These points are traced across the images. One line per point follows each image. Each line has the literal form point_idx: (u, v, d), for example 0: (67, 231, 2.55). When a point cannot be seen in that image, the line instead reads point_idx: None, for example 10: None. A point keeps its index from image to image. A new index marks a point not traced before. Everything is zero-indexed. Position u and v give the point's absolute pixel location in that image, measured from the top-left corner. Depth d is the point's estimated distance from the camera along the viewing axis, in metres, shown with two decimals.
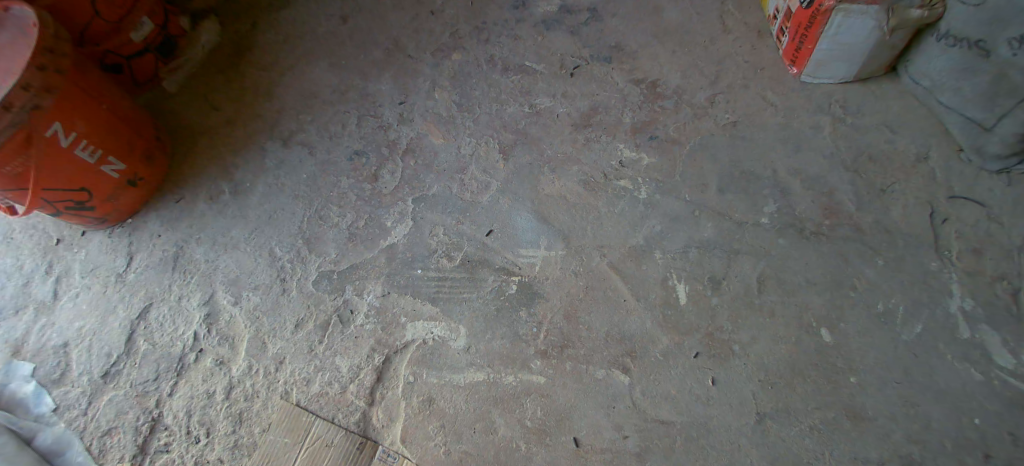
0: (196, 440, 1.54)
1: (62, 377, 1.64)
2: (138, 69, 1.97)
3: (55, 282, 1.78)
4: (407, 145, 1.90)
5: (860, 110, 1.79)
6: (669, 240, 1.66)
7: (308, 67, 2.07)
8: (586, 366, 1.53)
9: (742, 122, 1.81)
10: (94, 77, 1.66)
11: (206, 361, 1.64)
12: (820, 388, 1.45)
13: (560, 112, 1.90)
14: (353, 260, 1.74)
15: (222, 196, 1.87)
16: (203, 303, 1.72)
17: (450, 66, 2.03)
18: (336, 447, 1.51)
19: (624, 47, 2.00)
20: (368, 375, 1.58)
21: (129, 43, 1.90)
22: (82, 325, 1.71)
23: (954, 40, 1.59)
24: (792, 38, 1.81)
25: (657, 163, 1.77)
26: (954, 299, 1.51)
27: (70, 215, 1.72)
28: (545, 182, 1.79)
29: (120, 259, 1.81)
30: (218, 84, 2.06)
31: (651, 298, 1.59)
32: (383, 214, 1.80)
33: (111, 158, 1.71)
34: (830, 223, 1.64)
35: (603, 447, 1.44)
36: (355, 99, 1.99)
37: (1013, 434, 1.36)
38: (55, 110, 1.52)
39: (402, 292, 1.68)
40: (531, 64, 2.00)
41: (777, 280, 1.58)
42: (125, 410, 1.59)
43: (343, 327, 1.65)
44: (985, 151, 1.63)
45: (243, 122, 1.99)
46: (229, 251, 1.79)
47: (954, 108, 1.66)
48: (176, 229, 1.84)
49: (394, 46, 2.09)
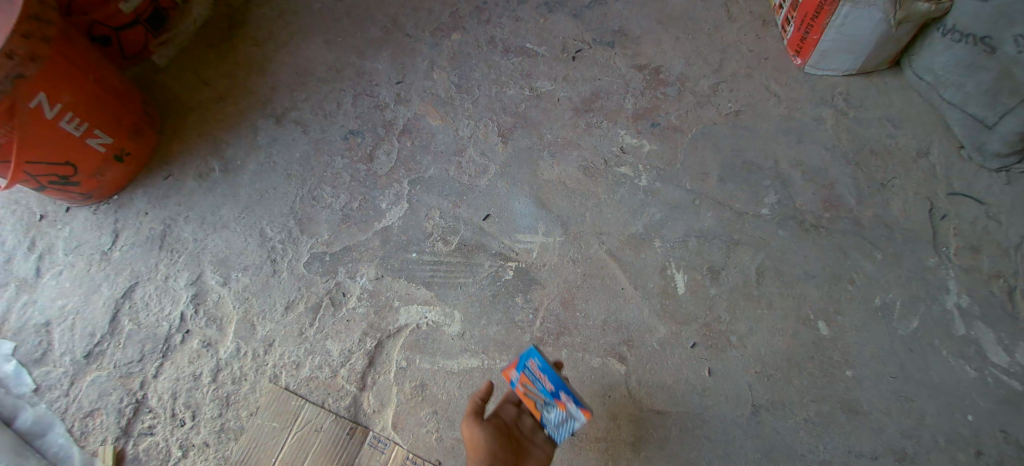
0: (181, 423, 1.53)
1: (44, 357, 1.61)
2: (127, 41, 1.87)
3: (38, 259, 1.73)
4: (404, 126, 1.85)
5: (863, 103, 1.76)
6: (669, 229, 1.64)
7: (303, 43, 2.01)
8: (582, 355, 1.52)
9: (745, 112, 1.78)
10: (82, 47, 1.59)
11: (193, 342, 1.61)
12: (815, 382, 1.45)
13: (561, 97, 1.86)
14: (347, 242, 1.70)
15: (212, 174, 1.82)
16: (190, 283, 1.68)
17: (449, 46, 1.97)
18: (324, 432, 1.50)
19: (627, 33, 1.95)
20: (359, 360, 1.56)
21: (118, 14, 1.79)
22: (65, 303, 1.67)
23: (960, 35, 1.54)
24: (797, 28, 1.77)
25: (658, 151, 1.74)
26: (951, 295, 1.50)
27: (53, 190, 1.66)
28: (544, 167, 1.75)
29: (105, 236, 1.76)
30: (210, 58, 1.99)
31: (650, 287, 1.58)
32: (378, 196, 1.76)
33: (97, 131, 1.64)
34: (830, 216, 1.62)
35: (598, 436, 1.45)
36: (351, 77, 1.94)
37: (1004, 431, 1.37)
38: (39, 79, 1.46)
39: (396, 276, 1.64)
40: (532, 47, 1.95)
41: (776, 272, 1.57)
42: (109, 391, 1.57)
43: (335, 309, 1.62)
44: (985, 149, 1.60)
45: (234, 98, 1.92)
46: (218, 231, 1.74)
47: (957, 104, 1.63)
48: (164, 206, 1.79)
49: (392, 25, 2.03)
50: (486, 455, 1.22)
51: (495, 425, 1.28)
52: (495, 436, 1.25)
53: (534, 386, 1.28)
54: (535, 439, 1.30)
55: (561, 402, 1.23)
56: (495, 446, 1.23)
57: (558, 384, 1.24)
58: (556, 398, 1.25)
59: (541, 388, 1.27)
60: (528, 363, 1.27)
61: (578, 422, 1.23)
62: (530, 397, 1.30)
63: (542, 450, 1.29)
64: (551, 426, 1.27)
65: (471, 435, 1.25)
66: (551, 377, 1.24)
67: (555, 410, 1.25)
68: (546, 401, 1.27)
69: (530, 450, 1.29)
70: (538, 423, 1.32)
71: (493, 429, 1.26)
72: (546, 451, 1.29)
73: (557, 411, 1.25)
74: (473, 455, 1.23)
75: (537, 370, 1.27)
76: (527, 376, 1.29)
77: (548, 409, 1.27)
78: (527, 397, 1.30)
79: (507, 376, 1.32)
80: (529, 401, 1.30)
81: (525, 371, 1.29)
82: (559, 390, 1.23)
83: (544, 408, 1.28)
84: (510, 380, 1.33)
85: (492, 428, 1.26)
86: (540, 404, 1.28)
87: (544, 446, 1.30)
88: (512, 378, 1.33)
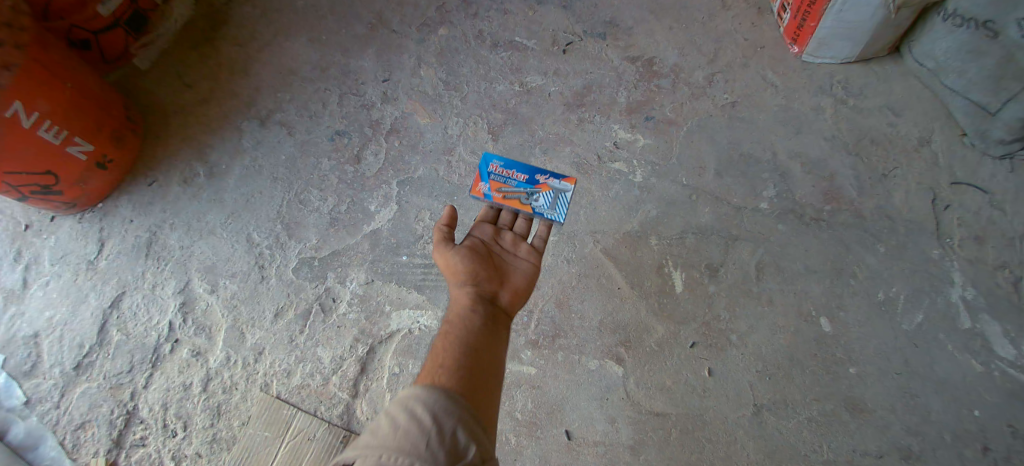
0: (173, 434, 1.51)
1: (33, 369, 1.58)
2: (107, 45, 1.79)
3: (25, 271, 1.69)
4: (391, 125, 1.80)
5: (862, 91, 1.69)
6: (666, 225, 1.60)
7: (284, 42, 1.94)
8: (579, 356, 1.50)
9: (741, 103, 1.72)
10: (57, 54, 1.52)
11: (182, 352, 1.58)
12: (818, 380, 1.43)
13: (552, 91, 1.80)
14: (335, 246, 1.67)
15: (197, 179, 1.78)
16: (177, 291, 1.65)
17: (436, 42, 1.90)
18: (319, 441, 1.49)
19: (619, 23, 1.87)
20: (351, 366, 1.55)
21: (96, 17, 1.70)
22: (53, 314, 1.63)
23: (962, 20, 1.46)
24: (794, 16, 1.69)
25: (654, 144, 1.69)
26: (956, 288, 1.46)
27: (36, 200, 1.61)
28: (536, 164, 1.71)
29: (91, 245, 1.71)
30: (189, 59, 1.92)
31: (647, 286, 1.55)
32: (367, 198, 1.71)
33: (77, 139, 1.59)
34: (831, 209, 1.57)
35: (595, 440, 1.44)
36: (336, 76, 1.88)
37: (1011, 426, 1.35)
38: (14, 87, 1.40)
39: (387, 280, 1.62)
40: (522, 40, 1.88)
41: (776, 268, 1.53)
42: (99, 403, 1.54)
43: (325, 315, 1.60)
44: (988, 136, 1.54)
45: (217, 101, 1.87)
46: (204, 237, 1.70)
47: (958, 91, 1.56)
48: (149, 214, 1.74)
49: (377, 21, 1.95)
50: (469, 277, 1.23)
51: (468, 247, 1.29)
52: (470, 258, 1.26)
53: (510, 184, 1.42)
54: (513, 253, 1.34)
55: (543, 184, 1.42)
56: (472, 267, 1.25)
57: (529, 172, 1.42)
58: (535, 184, 1.42)
59: (516, 183, 1.42)
60: (490, 169, 1.42)
61: (567, 191, 1.42)
62: (511, 196, 1.42)
63: (525, 261, 1.33)
64: (546, 211, 1.41)
65: (447, 261, 1.26)
66: (520, 169, 1.42)
67: (541, 195, 1.42)
68: (527, 190, 1.41)
69: (512, 264, 1.31)
70: (515, 236, 1.37)
71: (466, 251, 1.27)
72: (529, 260, 1.33)
73: (544, 193, 1.42)
74: (455, 278, 1.24)
75: (501, 170, 1.43)
76: (496, 181, 1.42)
77: (533, 198, 1.41)
78: (509, 199, 1.41)
79: (479, 193, 1.42)
80: (512, 201, 1.41)
81: (492, 177, 1.42)
82: (533, 175, 1.42)
83: (530, 200, 1.41)
84: (481, 198, 1.42)
85: (466, 250, 1.27)
86: (525, 198, 1.42)
87: (527, 258, 1.33)
88: (483, 191, 1.42)
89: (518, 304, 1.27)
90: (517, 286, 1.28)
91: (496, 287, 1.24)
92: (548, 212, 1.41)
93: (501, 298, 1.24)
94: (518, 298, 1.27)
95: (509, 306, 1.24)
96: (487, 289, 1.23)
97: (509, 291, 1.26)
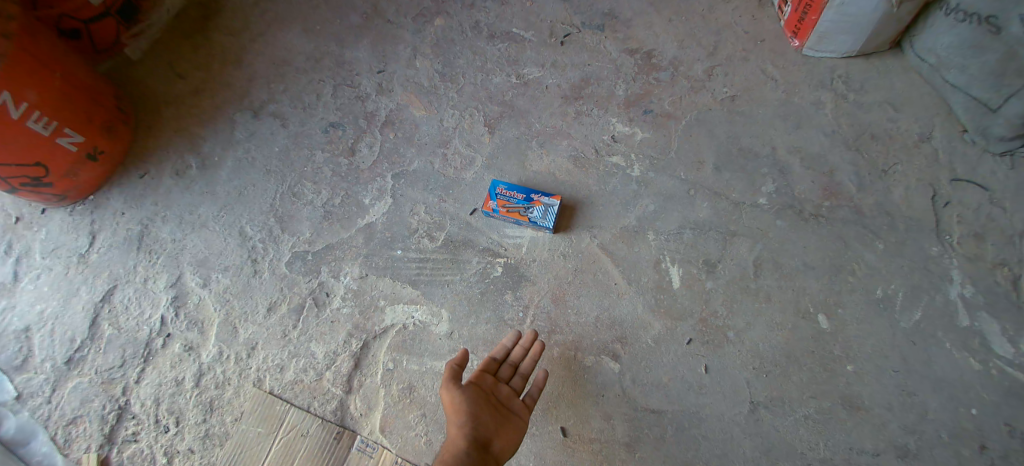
0: (165, 429, 1.50)
1: (24, 363, 1.56)
2: (98, 34, 1.76)
3: (15, 264, 1.66)
4: (386, 117, 1.77)
5: (863, 86, 1.67)
6: (663, 221, 1.58)
7: (278, 32, 1.91)
8: (575, 353, 1.49)
9: (741, 97, 1.70)
10: (46, 43, 1.49)
11: (174, 347, 1.57)
12: (815, 377, 1.42)
13: (549, 84, 1.77)
14: (329, 240, 1.65)
15: (189, 172, 1.75)
16: (169, 285, 1.63)
17: (432, 33, 1.87)
18: (312, 437, 1.47)
19: (618, 15, 1.84)
20: (344, 362, 1.53)
21: (87, 6, 1.67)
22: (44, 308, 1.61)
23: (964, 15, 1.45)
24: (795, 8, 1.67)
25: (652, 138, 1.67)
26: (954, 286, 1.45)
27: (26, 192, 1.58)
28: (533, 158, 1.69)
29: (82, 238, 1.69)
30: (181, 49, 1.89)
31: (644, 282, 1.53)
32: (361, 191, 1.69)
33: (67, 130, 1.56)
34: (830, 205, 1.56)
35: (591, 437, 1.43)
36: (330, 67, 1.85)
37: (1008, 424, 1.34)
38: (2, 78, 1.37)
39: (381, 274, 1.60)
40: (519, 31, 1.85)
41: (774, 264, 1.52)
42: (91, 398, 1.53)
43: (319, 310, 1.58)
44: (990, 133, 1.52)
45: (209, 92, 1.84)
46: (196, 231, 1.68)
47: (960, 86, 1.54)
48: (141, 206, 1.72)
49: (372, 11, 1.92)
50: (468, 417, 1.24)
51: (474, 386, 1.30)
52: (473, 399, 1.27)
53: (511, 201, 1.57)
54: (516, 398, 1.34)
55: (537, 200, 1.56)
56: (473, 408, 1.25)
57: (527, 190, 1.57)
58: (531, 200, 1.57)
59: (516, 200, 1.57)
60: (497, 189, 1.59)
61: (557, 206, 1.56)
62: (512, 211, 1.58)
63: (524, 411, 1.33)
64: (540, 221, 1.56)
65: (450, 396, 1.27)
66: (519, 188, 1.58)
67: (536, 209, 1.56)
68: (525, 206, 1.56)
69: (507, 406, 1.31)
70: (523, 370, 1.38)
71: (471, 390, 1.28)
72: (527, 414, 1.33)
73: (538, 208, 1.56)
74: (455, 416, 1.24)
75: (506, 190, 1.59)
76: (501, 200, 1.58)
77: (529, 211, 1.57)
78: (510, 213, 1.58)
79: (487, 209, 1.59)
80: (513, 215, 1.58)
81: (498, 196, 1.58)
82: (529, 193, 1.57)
83: (527, 213, 1.57)
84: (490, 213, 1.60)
85: (472, 390, 1.28)
86: (523, 212, 1.57)
87: (523, 405, 1.34)
88: (491, 207, 1.59)
89: (509, 453, 1.25)
90: (511, 438, 1.27)
91: (492, 434, 1.24)
92: (541, 222, 1.56)
93: (494, 445, 1.23)
94: (509, 448, 1.26)
95: (500, 454, 1.23)
96: (483, 434, 1.23)
97: (503, 438, 1.25)
